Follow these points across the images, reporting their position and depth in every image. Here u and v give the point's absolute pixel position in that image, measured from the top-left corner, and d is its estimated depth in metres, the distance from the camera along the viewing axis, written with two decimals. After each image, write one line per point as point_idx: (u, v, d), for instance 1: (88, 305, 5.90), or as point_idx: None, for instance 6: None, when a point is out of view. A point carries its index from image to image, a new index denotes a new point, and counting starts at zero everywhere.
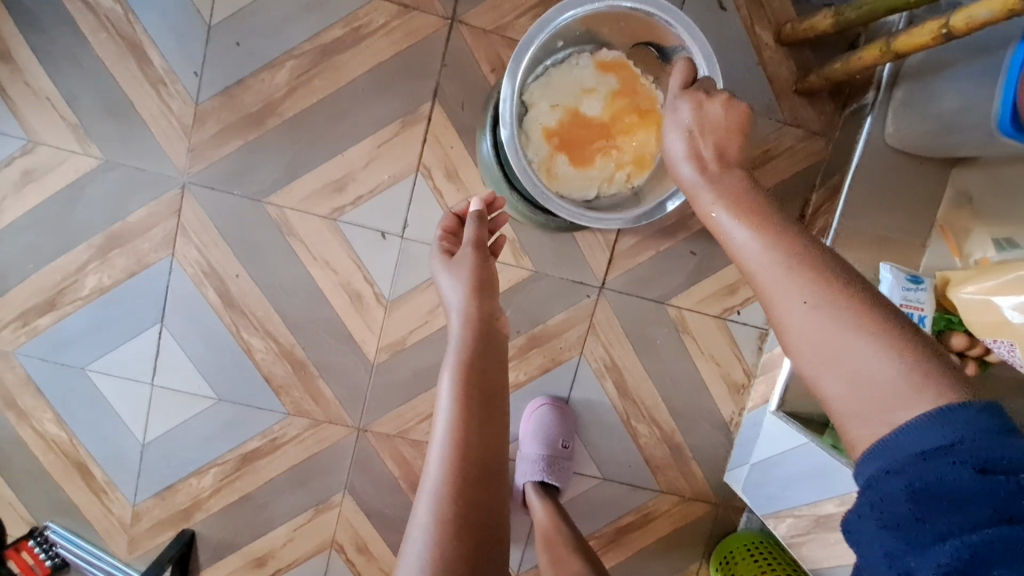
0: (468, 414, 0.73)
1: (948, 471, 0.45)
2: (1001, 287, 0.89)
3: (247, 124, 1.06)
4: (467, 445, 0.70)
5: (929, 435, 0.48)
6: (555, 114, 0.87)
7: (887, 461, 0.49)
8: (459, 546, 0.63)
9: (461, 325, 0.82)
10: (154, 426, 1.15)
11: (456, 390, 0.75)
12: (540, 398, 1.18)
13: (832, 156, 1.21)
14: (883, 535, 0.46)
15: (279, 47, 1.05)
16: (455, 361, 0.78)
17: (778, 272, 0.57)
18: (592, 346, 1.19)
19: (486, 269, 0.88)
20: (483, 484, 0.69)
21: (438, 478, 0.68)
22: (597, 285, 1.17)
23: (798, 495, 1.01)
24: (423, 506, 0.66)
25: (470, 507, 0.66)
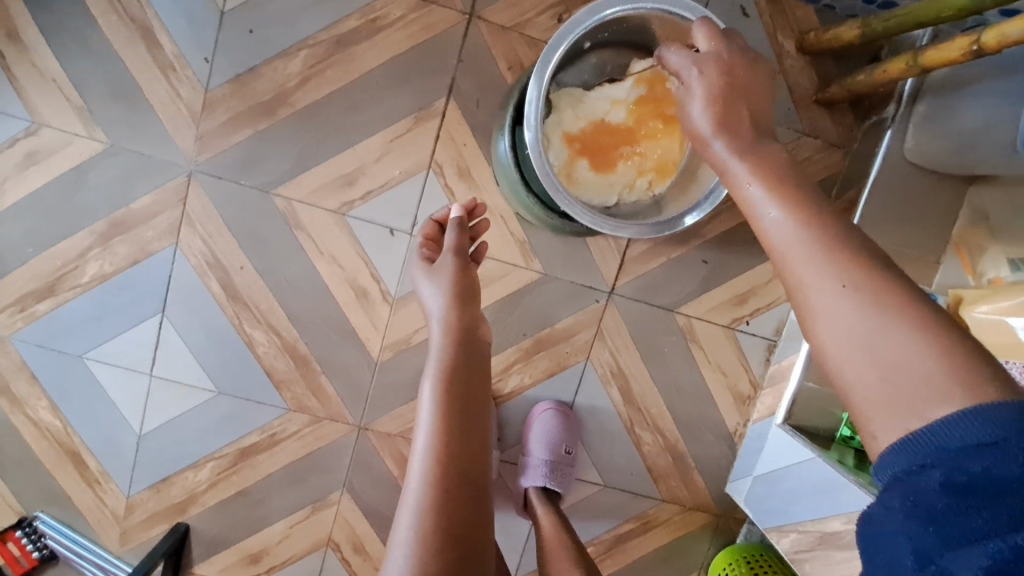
0: (449, 432, 0.71)
1: (989, 465, 0.42)
2: (1016, 308, 0.88)
3: (258, 113, 1.04)
4: (449, 465, 0.68)
5: (968, 431, 0.44)
6: (579, 120, 0.86)
7: (919, 454, 0.45)
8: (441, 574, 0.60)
9: (442, 337, 0.80)
10: (151, 418, 1.13)
11: (435, 406, 0.73)
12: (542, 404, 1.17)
13: (848, 168, 1.19)
14: (915, 531, 0.43)
15: (293, 35, 1.02)
16: (435, 375, 0.76)
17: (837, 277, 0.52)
18: (598, 351, 1.17)
19: (469, 279, 0.85)
20: (467, 507, 0.66)
21: (418, 499, 0.66)
22: (606, 291, 1.16)
23: (803, 510, 1.00)
24: (403, 530, 0.64)
25: (453, 532, 0.63)
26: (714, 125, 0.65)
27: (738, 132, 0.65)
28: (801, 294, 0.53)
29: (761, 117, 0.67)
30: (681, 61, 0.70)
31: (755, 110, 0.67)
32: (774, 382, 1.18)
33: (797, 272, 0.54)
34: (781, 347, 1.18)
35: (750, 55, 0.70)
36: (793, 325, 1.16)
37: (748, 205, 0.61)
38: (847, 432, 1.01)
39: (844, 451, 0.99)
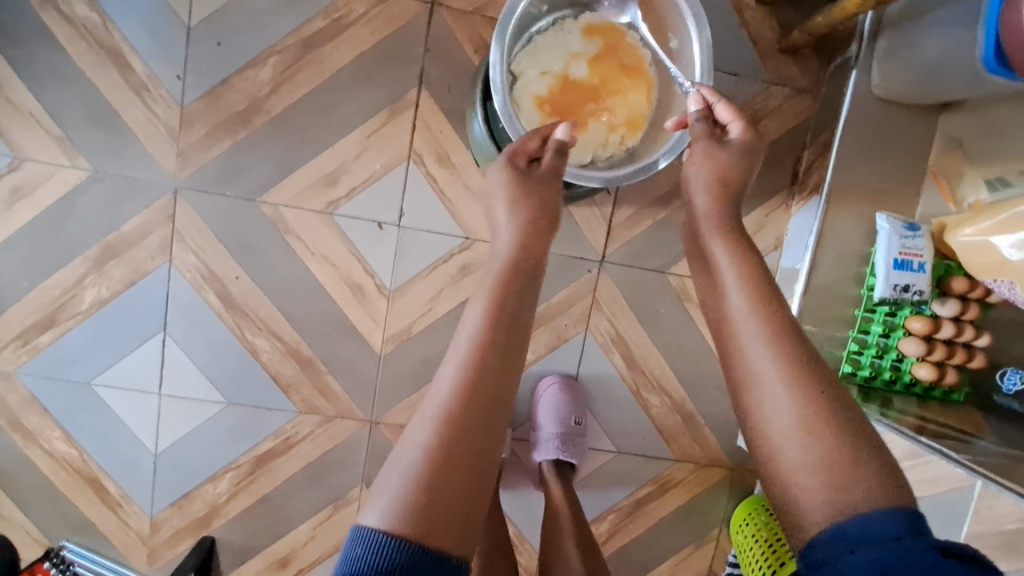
0: (486, 359, 0.61)
1: (911, 551, 0.45)
2: (997, 227, 0.96)
3: (234, 123, 1.05)
4: (477, 391, 0.59)
5: (888, 521, 0.48)
6: (545, 82, 0.87)
7: (844, 542, 0.48)
8: (440, 496, 0.53)
9: (500, 259, 0.72)
10: (165, 436, 1.15)
11: (477, 329, 0.63)
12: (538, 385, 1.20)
13: (820, 113, 1.16)
14: None
15: (259, 42, 1.03)
16: (485, 297, 0.67)
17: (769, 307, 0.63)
18: (596, 321, 1.19)
19: (544, 202, 0.76)
20: (490, 438, 0.58)
21: (441, 407, 0.58)
22: (597, 259, 1.17)
23: None
24: (411, 439, 0.57)
25: (465, 463, 0.55)
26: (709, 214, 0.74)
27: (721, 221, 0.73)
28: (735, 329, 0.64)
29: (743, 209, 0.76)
30: (730, 116, 0.79)
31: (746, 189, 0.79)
32: None
33: (760, 362, 0.60)
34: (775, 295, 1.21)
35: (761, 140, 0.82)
36: (784, 271, 1.20)
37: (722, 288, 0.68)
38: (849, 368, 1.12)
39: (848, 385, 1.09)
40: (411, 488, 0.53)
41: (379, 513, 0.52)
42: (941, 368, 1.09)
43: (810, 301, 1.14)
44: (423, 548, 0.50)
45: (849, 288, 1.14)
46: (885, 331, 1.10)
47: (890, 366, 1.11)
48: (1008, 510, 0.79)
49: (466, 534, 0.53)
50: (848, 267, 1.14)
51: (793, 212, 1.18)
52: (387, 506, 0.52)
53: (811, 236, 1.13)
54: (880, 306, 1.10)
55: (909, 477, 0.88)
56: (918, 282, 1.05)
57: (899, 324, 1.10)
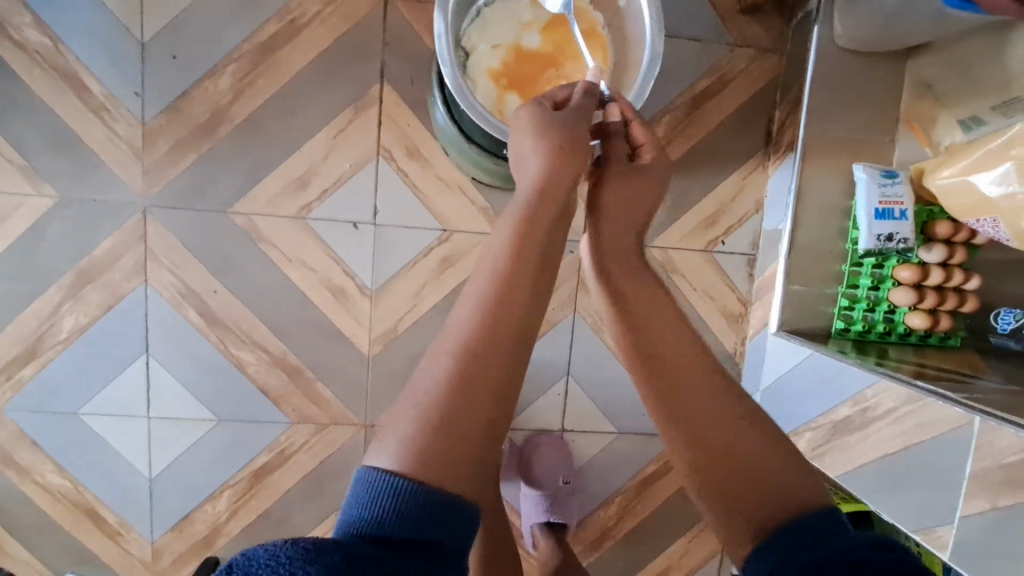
0: (508, 302, 0.55)
1: (838, 546, 0.52)
2: (973, 166, 0.96)
3: (198, 135, 1.04)
4: (496, 333, 0.54)
5: (815, 527, 0.55)
6: (498, 55, 0.84)
7: (780, 552, 0.55)
8: (455, 437, 0.49)
9: (525, 193, 0.64)
10: (159, 459, 1.13)
11: (499, 269, 0.57)
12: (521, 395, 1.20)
13: (786, 71, 1.15)
14: None
15: (215, 52, 1.02)
16: (509, 234, 0.60)
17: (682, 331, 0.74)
18: (584, 302, 1.17)
19: (580, 141, 0.67)
20: (511, 381, 0.53)
21: (455, 350, 0.52)
22: (578, 239, 1.16)
23: (812, 408, 1.05)
24: (424, 378, 0.52)
25: (483, 407, 0.51)
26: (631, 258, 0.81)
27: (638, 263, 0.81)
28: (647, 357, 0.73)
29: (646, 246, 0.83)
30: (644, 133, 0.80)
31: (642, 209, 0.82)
32: (762, 295, 1.19)
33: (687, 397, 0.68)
34: (762, 258, 1.19)
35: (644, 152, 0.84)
36: (768, 235, 1.18)
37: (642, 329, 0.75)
38: (841, 325, 1.11)
39: (842, 342, 1.10)
40: (424, 428, 0.49)
41: (390, 453, 0.48)
42: (935, 315, 1.07)
43: (796, 260, 1.13)
44: (441, 492, 0.47)
45: (835, 243, 1.12)
46: (875, 283, 1.09)
47: (883, 318, 1.10)
48: (1009, 443, 0.77)
49: (482, 480, 0.50)
50: (832, 222, 1.12)
51: (771, 172, 1.17)
52: (397, 445, 0.48)
53: (790, 194, 1.11)
54: (867, 259, 1.09)
55: (908, 424, 0.89)
56: (901, 230, 1.03)
57: (887, 275, 1.09)
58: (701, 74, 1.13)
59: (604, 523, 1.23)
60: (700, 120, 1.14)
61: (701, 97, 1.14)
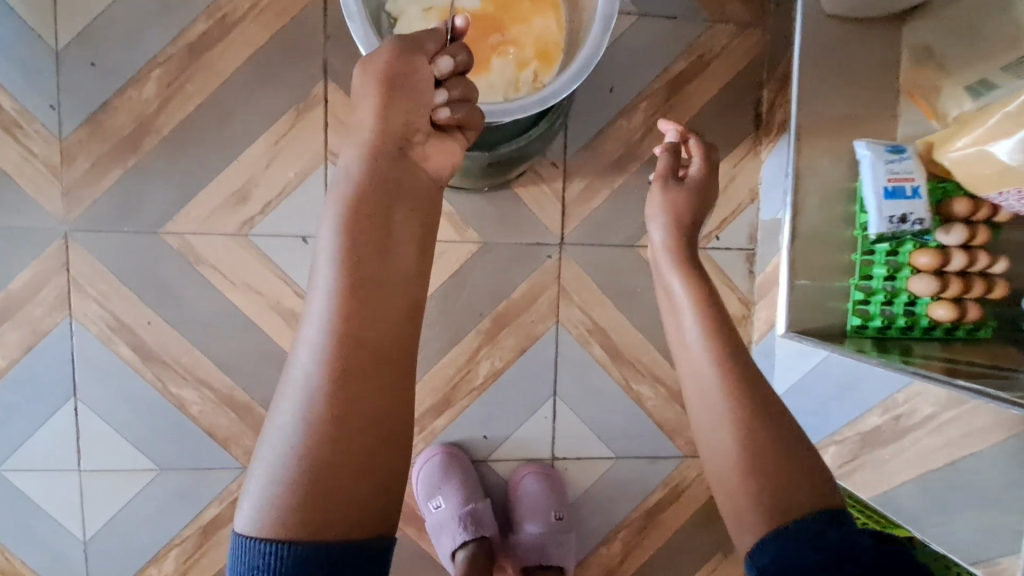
0: (348, 305, 0.45)
1: (849, 541, 0.46)
2: (991, 133, 0.84)
3: (123, 149, 0.93)
4: (345, 345, 0.45)
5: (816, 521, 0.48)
6: (430, 20, 0.70)
7: (782, 545, 0.47)
8: (324, 480, 0.42)
9: (360, 165, 0.51)
10: (94, 517, 0.99)
11: (332, 266, 0.47)
12: (441, 457, 1.02)
13: (770, 46, 1.03)
14: None
15: (138, 57, 0.92)
16: (340, 221, 0.48)
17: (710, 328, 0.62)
18: (567, 311, 1.05)
19: (421, 90, 0.54)
20: (383, 397, 0.45)
21: (303, 391, 0.44)
22: (556, 243, 1.04)
23: (836, 418, 0.95)
24: (278, 418, 0.44)
25: (351, 435, 0.43)
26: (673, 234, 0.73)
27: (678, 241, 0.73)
28: (686, 359, 0.62)
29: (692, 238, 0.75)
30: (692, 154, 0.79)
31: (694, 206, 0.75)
32: (765, 294, 1.07)
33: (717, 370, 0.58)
34: (762, 252, 1.07)
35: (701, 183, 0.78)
36: (767, 227, 1.06)
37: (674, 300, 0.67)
38: (857, 322, 1.00)
39: (860, 341, 0.98)
40: (286, 476, 0.42)
41: (254, 516, 0.41)
42: (962, 305, 0.95)
43: (800, 253, 1.01)
44: (328, 544, 0.41)
45: (841, 231, 1.00)
46: (890, 272, 0.98)
47: (903, 311, 0.98)
48: None
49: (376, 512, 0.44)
50: (836, 208, 1.01)
51: (764, 158, 1.05)
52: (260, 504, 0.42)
53: (787, 179, 1.00)
54: (879, 245, 0.97)
55: (951, 432, 0.85)
56: (915, 210, 0.92)
57: (903, 263, 0.98)
58: (679, 53, 1.02)
59: (607, 562, 1.08)
60: (681, 104, 1.03)
61: (680, 79, 1.02)
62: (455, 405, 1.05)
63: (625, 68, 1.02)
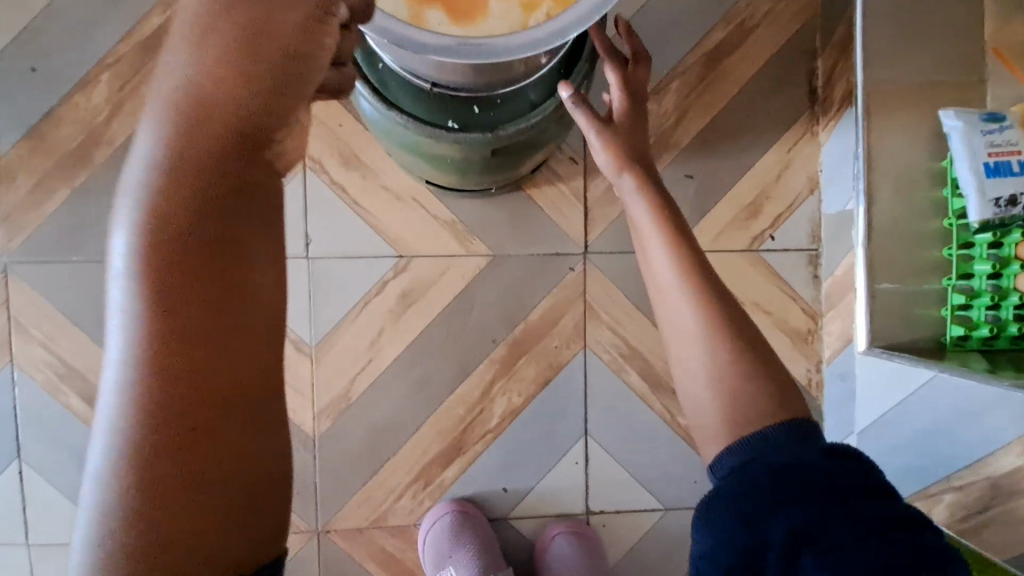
0: (174, 284, 0.31)
1: (806, 459, 0.42)
2: None
3: (70, 165, 0.80)
4: (174, 340, 0.30)
5: (783, 441, 0.44)
6: None
7: (744, 456, 0.44)
8: (171, 527, 0.30)
9: (189, 120, 0.33)
10: None
11: (139, 231, 0.31)
12: (453, 517, 0.84)
13: (824, 7, 0.87)
14: (741, 511, 0.41)
15: (85, 58, 0.79)
16: (154, 189, 0.32)
17: (691, 270, 0.52)
18: (595, 333, 0.88)
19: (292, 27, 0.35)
20: (241, 431, 0.32)
21: (116, 439, 0.30)
22: (579, 252, 0.87)
23: (947, 451, 0.80)
24: (93, 476, 0.31)
25: (202, 492, 0.31)
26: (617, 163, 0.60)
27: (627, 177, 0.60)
28: (661, 300, 0.53)
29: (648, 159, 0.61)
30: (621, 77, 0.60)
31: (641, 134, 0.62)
32: (836, 304, 0.88)
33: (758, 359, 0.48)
34: (828, 252, 0.89)
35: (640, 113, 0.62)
36: (832, 222, 0.88)
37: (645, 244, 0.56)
38: (959, 333, 0.80)
39: (965, 356, 0.79)
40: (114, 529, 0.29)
41: None
42: None
43: (878, 251, 0.83)
44: None
45: (926, 222, 0.82)
46: (996, 269, 0.77)
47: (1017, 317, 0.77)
48: None
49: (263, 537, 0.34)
50: (918, 195, 0.82)
51: (822, 141, 0.88)
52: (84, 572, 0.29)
53: (857, 163, 0.82)
54: (980, 236, 0.78)
55: None
56: (1020, 187, 0.75)
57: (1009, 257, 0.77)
58: (715, 22, 0.87)
59: None
60: (718, 83, 0.87)
61: (718, 54, 0.87)
62: (467, 452, 0.87)
63: (652, 44, 0.86)
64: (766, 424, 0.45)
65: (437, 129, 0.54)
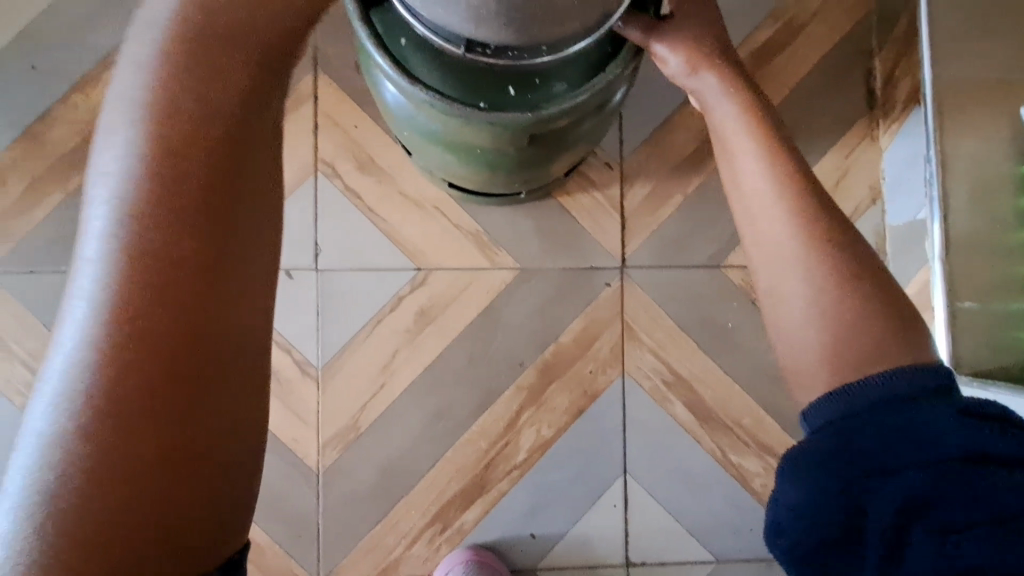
0: (135, 255, 0.30)
1: (929, 416, 0.34)
2: None
3: (66, 168, 0.74)
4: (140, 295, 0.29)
5: (898, 392, 0.35)
6: None
7: (852, 407, 0.35)
8: (121, 517, 0.28)
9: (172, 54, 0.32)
10: None
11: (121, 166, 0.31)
12: (472, 567, 0.72)
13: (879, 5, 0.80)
14: (843, 472, 0.33)
15: (88, 56, 0.75)
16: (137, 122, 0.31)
17: (794, 228, 0.40)
18: (636, 358, 0.78)
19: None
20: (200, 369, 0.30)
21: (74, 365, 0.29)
22: (616, 266, 0.78)
23: None
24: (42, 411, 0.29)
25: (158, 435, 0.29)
26: (689, 61, 0.47)
27: (707, 77, 0.47)
28: (744, 222, 0.42)
29: (732, 56, 0.48)
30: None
31: (719, 30, 0.48)
32: None
33: None
34: (897, 267, 0.79)
35: (710, 14, 0.48)
36: (900, 234, 0.79)
37: (728, 156, 0.45)
38: None
39: None
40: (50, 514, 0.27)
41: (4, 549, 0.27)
42: None
43: (958, 266, 0.74)
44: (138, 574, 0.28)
45: (1010, 234, 0.72)
46: None
47: None
48: None
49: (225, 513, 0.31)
50: (999, 201, 0.73)
51: (885, 145, 0.80)
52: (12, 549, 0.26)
53: (928, 166, 0.74)
54: None
55: None
56: None
57: None
58: (761, 20, 0.80)
59: None
60: (767, 84, 0.80)
61: (765, 53, 0.80)
62: (489, 492, 0.77)
63: None
64: (877, 371, 0.36)
65: (465, 108, 0.47)
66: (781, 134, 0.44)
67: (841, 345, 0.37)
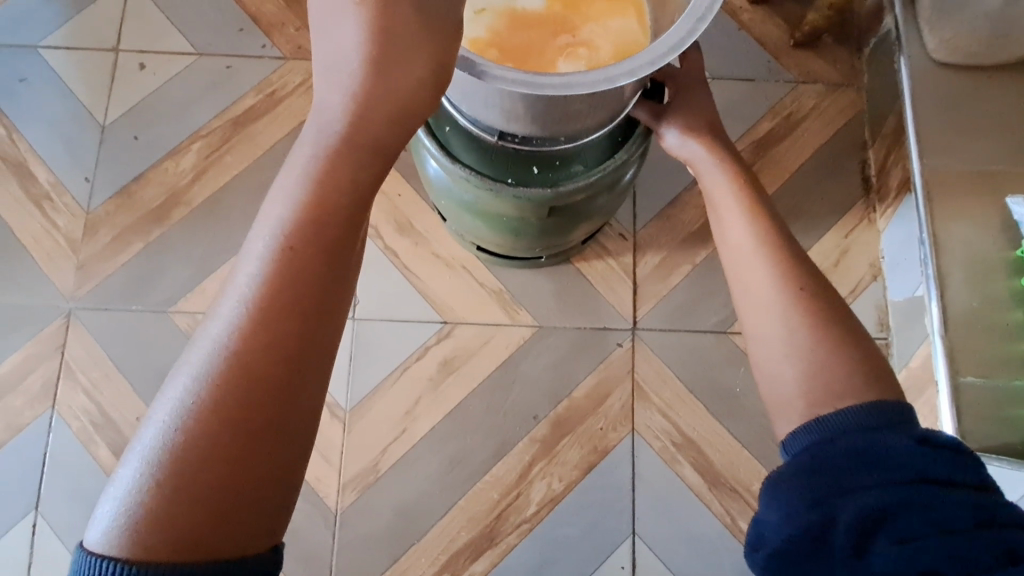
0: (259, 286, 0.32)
1: (889, 443, 0.37)
2: None
3: (150, 221, 0.86)
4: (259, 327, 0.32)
5: (863, 424, 0.39)
6: (482, 23, 0.53)
7: (823, 435, 0.39)
8: (203, 518, 0.30)
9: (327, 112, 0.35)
10: None
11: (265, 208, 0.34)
12: None
13: (869, 105, 0.90)
14: (814, 490, 0.37)
15: (183, 131, 0.89)
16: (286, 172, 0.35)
17: (776, 289, 0.45)
18: (645, 417, 0.81)
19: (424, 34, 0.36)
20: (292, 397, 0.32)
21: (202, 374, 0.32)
22: (628, 328, 0.84)
23: None
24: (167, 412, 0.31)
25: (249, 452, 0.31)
26: (684, 138, 0.55)
27: (699, 149, 0.55)
28: (735, 276, 0.49)
29: (722, 134, 0.56)
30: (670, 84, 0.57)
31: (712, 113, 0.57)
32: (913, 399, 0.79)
33: None
34: (901, 343, 0.83)
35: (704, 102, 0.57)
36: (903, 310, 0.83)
37: (718, 217, 0.52)
38: None
39: None
40: (153, 498, 0.30)
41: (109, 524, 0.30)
42: None
43: (958, 342, 0.76)
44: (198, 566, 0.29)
45: (1006, 312, 0.76)
46: None
47: None
48: None
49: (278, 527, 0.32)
50: (993, 281, 0.77)
51: (881, 227, 0.86)
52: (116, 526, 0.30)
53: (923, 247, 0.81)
54: None
55: None
56: None
57: None
58: (762, 115, 0.90)
59: None
60: (768, 170, 0.89)
61: (766, 143, 0.89)
62: (499, 544, 0.78)
63: None
64: (843, 406, 0.40)
65: (497, 183, 0.56)
66: (764, 203, 0.51)
67: (816, 395, 0.41)
